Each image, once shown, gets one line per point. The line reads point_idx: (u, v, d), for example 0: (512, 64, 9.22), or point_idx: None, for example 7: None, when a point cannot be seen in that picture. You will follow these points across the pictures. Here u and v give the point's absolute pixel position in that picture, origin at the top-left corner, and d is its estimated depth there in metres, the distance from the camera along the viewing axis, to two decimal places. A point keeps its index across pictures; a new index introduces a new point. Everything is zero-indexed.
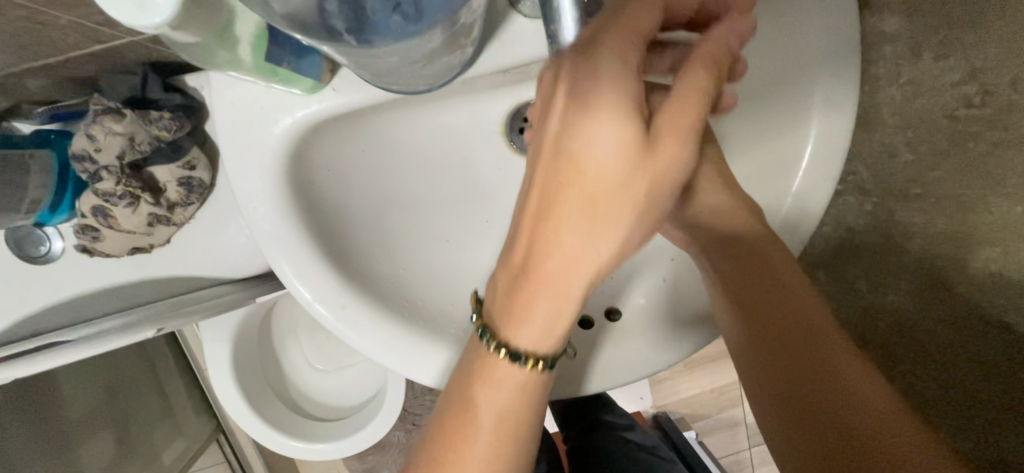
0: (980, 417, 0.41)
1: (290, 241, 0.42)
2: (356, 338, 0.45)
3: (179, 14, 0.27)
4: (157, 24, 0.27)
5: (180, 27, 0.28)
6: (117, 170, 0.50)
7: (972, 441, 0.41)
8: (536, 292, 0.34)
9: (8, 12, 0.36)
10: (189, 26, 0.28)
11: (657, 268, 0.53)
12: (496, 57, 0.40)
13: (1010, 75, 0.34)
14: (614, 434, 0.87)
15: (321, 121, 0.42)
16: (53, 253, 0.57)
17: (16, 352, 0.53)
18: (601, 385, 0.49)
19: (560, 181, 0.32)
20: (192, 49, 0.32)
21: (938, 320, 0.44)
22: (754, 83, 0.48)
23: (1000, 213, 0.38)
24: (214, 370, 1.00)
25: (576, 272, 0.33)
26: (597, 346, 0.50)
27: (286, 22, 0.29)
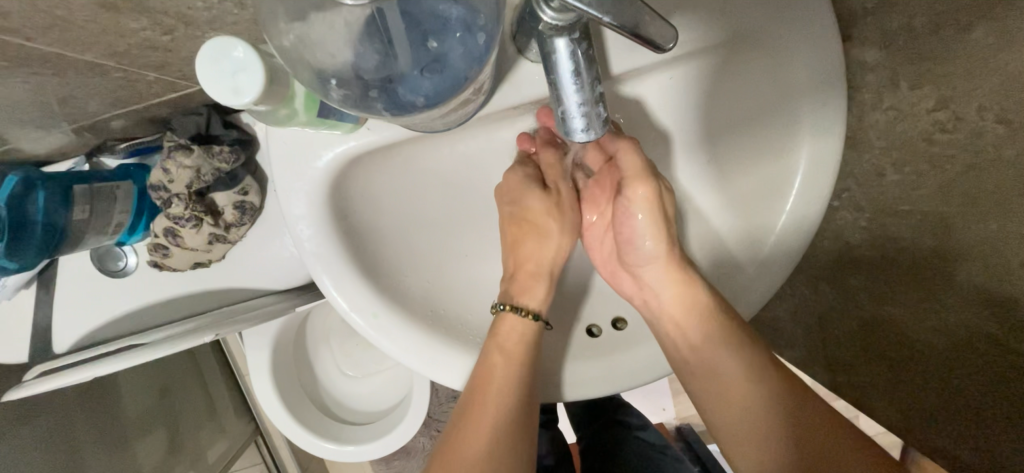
0: (981, 422, 0.45)
1: (332, 258, 0.49)
2: (385, 343, 0.50)
3: (261, 92, 0.35)
4: (246, 101, 0.35)
5: (260, 101, 0.36)
6: (186, 197, 0.59)
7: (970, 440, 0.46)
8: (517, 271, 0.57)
9: (109, 74, 0.44)
10: (267, 100, 0.36)
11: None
12: (507, 97, 0.46)
13: (977, 104, 0.38)
14: (630, 435, 0.91)
15: (358, 155, 0.48)
16: (129, 267, 0.67)
17: (102, 352, 0.62)
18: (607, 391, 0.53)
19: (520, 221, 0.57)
20: (264, 113, 0.40)
21: (931, 330, 0.48)
22: (746, 109, 0.52)
23: (979, 231, 0.40)
24: (255, 374, 1.08)
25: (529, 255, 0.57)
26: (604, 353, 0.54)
27: (341, 101, 0.35)
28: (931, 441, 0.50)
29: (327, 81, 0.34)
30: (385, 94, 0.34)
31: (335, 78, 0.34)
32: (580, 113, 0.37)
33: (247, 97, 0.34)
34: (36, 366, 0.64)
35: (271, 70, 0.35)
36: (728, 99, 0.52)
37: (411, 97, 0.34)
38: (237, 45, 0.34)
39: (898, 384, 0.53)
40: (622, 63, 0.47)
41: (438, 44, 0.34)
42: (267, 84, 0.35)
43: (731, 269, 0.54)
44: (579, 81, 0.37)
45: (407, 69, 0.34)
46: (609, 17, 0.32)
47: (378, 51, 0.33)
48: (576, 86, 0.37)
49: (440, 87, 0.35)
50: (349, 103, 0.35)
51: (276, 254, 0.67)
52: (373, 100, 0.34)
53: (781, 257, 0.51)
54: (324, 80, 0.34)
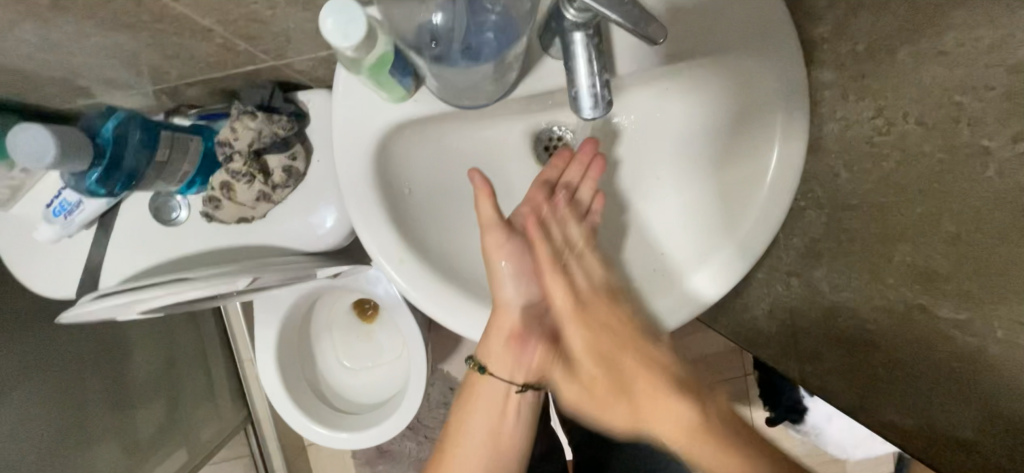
0: (925, 395, 0.52)
1: (371, 209, 0.58)
2: (409, 287, 0.59)
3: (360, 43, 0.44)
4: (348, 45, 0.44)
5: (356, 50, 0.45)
6: (245, 154, 0.69)
7: (920, 414, 0.53)
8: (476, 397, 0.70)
9: (212, 40, 0.55)
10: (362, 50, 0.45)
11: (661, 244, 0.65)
12: (530, 85, 0.56)
13: (903, 111, 0.47)
14: (626, 433, 0.94)
15: (403, 123, 0.58)
16: (180, 218, 0.75)
17: (151, 283, 0.70)
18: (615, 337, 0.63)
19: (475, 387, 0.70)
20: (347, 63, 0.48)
21: (878, 308, 0.55)
22: (728, 114, 0.62)
23: (907, 215, 0.49)
24: (261, 349, 1.18)
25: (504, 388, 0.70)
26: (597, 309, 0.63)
27: (433, 57, 0.48)
28: (891, 418, 0.56)
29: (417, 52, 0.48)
30: (448, 63, 0.48)
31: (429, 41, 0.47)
32: (588, 94, 0.48)
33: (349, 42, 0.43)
34: (88, 293, 0.73)
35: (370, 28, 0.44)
36: (714, 106, 0.62)
37: (457, 63, 0.48)
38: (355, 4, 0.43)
39: (860, 364, 0.60)
40: (626, 67, 0.58)
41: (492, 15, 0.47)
42: (366, 38, 0.44)
43: (714, 251, 0.61)
44: (590, 69, 0.48)
45: (465, 44, 0.47)
46: (621, 19, 0.44)
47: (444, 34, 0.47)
48: (588, 75, 0.48)
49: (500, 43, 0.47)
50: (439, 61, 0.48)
51: (311, 217, 0.76)
52: (445, 59, 0.48)
53: (751, 244, 0.60)
54: (418, 50, 0.48)
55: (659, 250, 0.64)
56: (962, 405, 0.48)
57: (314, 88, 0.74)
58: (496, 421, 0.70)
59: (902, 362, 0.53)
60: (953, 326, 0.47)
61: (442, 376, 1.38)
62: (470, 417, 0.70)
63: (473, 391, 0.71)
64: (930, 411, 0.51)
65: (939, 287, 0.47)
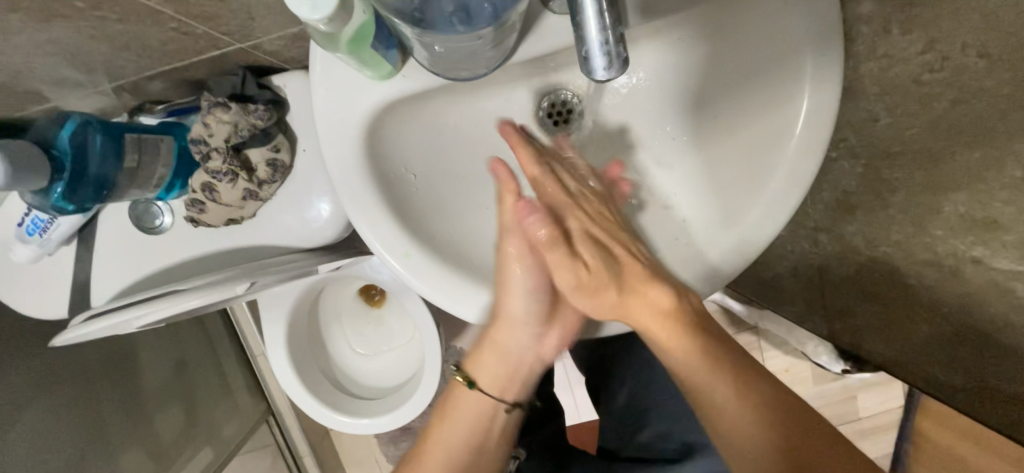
0: (973, 349, 0.49)
1: (367, 202, 0.53)
2: (418, 282, 0.55)
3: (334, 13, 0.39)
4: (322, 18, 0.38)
5: (333, 22, 0.39)
6: (224, 152, 0.63)
7: (965, 370, 0.50)
8: (454, 403, 0.62)
9: (165, 24, 0.48)
10: (339, 22, 0.40)
11: (675, 231, 0.60)
12: (531, 46, 0.50)
13: (961, 41, 0.41)
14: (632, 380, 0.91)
15: (392, 103, 0.52)
16: (164, 225, 0.70)
17: (144, 298, 0.66)
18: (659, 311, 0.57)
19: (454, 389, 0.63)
20: (323, 40, 0.42)
21: (920, 262, 0.52)
22: (751, 62, 0.56)
23: (962, 161, 0.44)
24: (271, 344, 1.16)
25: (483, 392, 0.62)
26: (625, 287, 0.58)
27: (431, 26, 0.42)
28: (940, 378, 0.53)
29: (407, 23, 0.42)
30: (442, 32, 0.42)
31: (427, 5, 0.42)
32: (602, 52, 0.42)
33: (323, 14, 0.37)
34: (79, 313, 0.68)
35: None
36: (737, 53, 0.56)
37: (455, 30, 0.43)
38: None
39: (898, 321, 0.56)
40: None
41: None
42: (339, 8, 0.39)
43: (714, 233, 0.57)
44: (602, 21, 0.41)
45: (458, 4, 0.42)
46: None
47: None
48: (599, 28, 0.41)
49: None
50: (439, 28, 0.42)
51: (305, 212, 0.71)
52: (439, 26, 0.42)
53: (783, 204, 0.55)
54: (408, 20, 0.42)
55: (682, 213, 0.60)
56: (1022, 359, 0.45)
57: (290, 71, 0.67)
58: (479, 435, 0.62)
59: (950, 318, 0.50)
60: (1012, 277, 0.43)
61: (457, 353, 1.37)
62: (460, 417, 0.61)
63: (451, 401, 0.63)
64: (982, 368, 0.48)
65: (999, 238, 0.43)
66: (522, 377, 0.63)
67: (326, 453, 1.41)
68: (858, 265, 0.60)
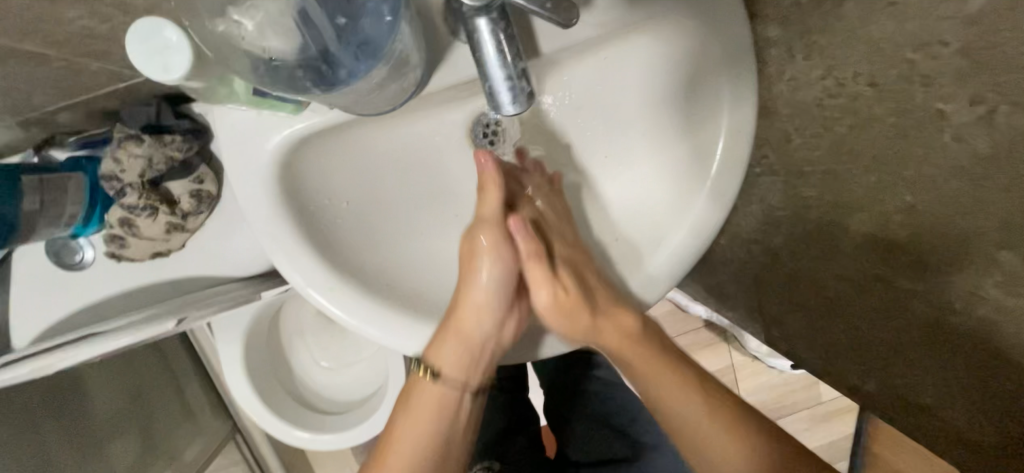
0: (885, 359, 0.50)
1: (287, 238, 0.52)
2: (345, 316, 0.54)
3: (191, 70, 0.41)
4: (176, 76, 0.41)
5: (192, 78, 0.42)
6: (139, 186, 0.60)
7: (878, 379, 0.52)
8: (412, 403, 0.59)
9: (49, 63, 0.46)
10: (198, 76, 0.42)
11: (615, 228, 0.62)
12: (442, 76, 0.49)
13: (852, 70, 0.42)
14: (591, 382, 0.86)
15: (305, 137, 0.51)
16: (86, 260, 0.67)
17: (62, 341, 0.61)
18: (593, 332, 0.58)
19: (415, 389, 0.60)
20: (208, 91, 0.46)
21: (837, 277, 0.53)
22: (673, 83, 0.56)
23: (861, 184, 0.45)
24: (227, 366, 1.11)
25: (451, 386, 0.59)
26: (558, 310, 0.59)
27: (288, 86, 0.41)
28: (857, 383, 0.55)
29: (296, 73, 0.41)
30: (340, 74, 0.41)
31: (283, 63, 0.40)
32: (506, 87, 0.41)
33: (172, 73, 0.40)
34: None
35: (198, 50, 0.41)
36: (658, 73, 0.56)
37: (351, 71, 0.42)
38: (168, 26, 0.40)
39: (824, 329, 0.58)
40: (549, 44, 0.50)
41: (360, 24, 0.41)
42: (195, 64, 0.41)
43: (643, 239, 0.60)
44: (504, 57, 0.41)
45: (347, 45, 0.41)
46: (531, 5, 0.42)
47: (313, 43, 0.40)
48: (501, 64, 0.41)
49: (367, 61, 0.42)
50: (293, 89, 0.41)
51: (238, 241, 0.69)
52: (335, 69, 0.41)
53: (701, 225, 0.57)
54: (294, 71, 0.41)
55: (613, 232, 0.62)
56: (926, 368, 0.46)
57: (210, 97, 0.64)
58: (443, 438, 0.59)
59: (865, 330, 0.52)
60: (909, 295, 0.45)
61: None
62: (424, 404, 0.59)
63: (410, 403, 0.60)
64: (894, 378, 0.50)
65: (896, 258, 0.45)
66: (478, 383, 0.60)
67: None
68: (787, 276, 0.62)
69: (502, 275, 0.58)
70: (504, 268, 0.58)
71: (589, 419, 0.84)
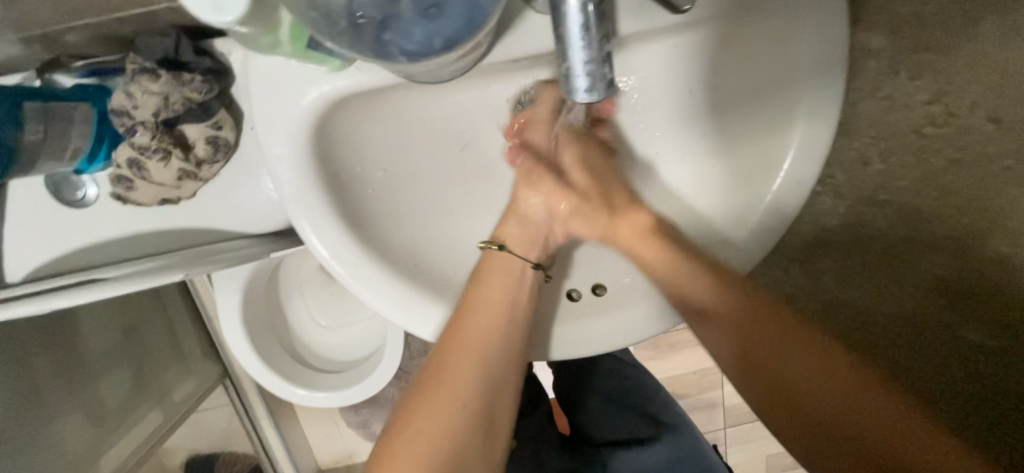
0: (918, 408, 0.45)
1: (313, 204, 0.48)
2: (367, 294, 0.51)
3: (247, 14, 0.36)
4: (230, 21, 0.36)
5: (246, 23, 0.37)
6: (152, 126, 0.55)
7: None
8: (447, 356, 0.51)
9: None
10: (252, 22, 0.37)
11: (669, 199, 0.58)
12: (509, 47, 0.44)
13: (970, 100, 0.38)
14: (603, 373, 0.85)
15: (343, 96, 0.46)
16: (89, 198, 0.62)
17: (60, 284, 0.57)
18: (629, 336, 0.54)
19: (452, 336, 0.51)
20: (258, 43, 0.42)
21: (890, 315, 0.49)
22: (752, 82, 0.51)
23: (948, 223, 0.42)
24: (223, 317, 1.01)
25: (485, 337, 0.52)
26: (595, 315, 0.55)
27: (365, 50, 0.37)
28: None
29: (355, 19, 0.36)
30: (401, 27, 0.36)
31: (364, 16, 0.36)
32: (584, 72, 0.36)
33: (228, 16, 0.35)
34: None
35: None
36: (737, 68, 0.51)
37: (415, 24, 0.36)
38: None
39: None
40: (629, 24, 0.45)
41: None
42: (252, 4, 0.36)
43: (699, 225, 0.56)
44: (587, 37, 0.36)
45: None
46: None
47: None
48: (583, 43, 0.36)
49: (452, 27, 0.37)
50: (375, 54, 0.37)
51: (252, 195, 0.64)
52: (397, 21, 0.36)
53: (759, 240, 0.52)
54: (353, 16, 0.36)
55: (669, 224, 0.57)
56: (966, 427, 0.41)
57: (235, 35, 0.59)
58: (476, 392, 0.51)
59: (904, 373, 0.47)
60: (974, 349, 0.41)
61: None
62: (459, 353, 0.51)
63: (447, 351, 0.51)
64: None
65: (970, 310, 0.41)
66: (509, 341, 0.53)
67: (285, 421, 1.38)
68: (823, 302, 0.56)
69: (525, 244, 0.56)
70: (528, 237, 0.57)
71: (601, 403, 0.82)
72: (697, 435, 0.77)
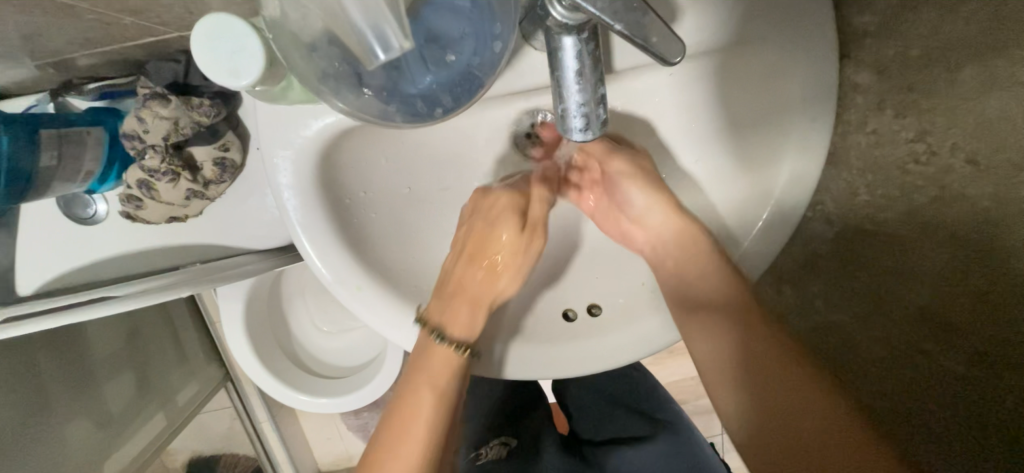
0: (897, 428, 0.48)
1: (316, 229, 0.49)
2: (367, 315, 0.52)
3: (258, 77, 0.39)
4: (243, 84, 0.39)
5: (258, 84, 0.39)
6: (162, 150, 0.57)
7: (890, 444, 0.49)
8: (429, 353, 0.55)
9: (80, 15, 0.44)
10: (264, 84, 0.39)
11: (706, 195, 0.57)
12: (507, 83, 0.45)
13: (951, 141, 0.40)
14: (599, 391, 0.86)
15: (346, 127, 0.47)
16: (98, 215, 0.64)
17: (69, 303, 0.58)
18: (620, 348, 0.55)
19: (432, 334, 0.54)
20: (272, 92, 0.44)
21: (874, 338, 0.51)
22: (744, 111, 0.52)
23: (927, 257, 0.44)
24: (226, 324, 1.02)
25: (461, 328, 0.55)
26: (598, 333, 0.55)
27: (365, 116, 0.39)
28: None
29: (361, 92, 0.39)
30: (401, 94, 0.39)
31: (369, 89, 0.39)
32: (579, 113, 0.38)
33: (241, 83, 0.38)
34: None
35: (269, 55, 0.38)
36: (730, 97, 0.52)
37: (416, 88, 0.39)
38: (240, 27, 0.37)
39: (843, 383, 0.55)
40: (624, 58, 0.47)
41: (451, 61, 0.38)
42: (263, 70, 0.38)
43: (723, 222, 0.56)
44: (582, 81, 0.37)
45: (420, 58, 0.38)
46: (621, 26, 0.34)
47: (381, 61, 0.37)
48: (578, 86, 0.37)
49: (450, 81, 0.39)
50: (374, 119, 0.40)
51: (256, 213, 0.66)
52: (398, 88, 0.39)
53: (750, 263, 0.53)
54: (360, 89, 0.38)
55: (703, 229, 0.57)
56: (951, 446, 0.43)
57: None
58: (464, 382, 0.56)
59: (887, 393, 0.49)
60: (951, 377, 0.43)
61: None
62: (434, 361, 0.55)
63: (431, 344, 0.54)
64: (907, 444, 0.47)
65: (949, 339, 0.43)
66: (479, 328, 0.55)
67: (285, 424, 1.39)
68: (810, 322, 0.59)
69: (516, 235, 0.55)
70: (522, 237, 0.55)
71: (599, 415, 0.83)
72: (692, 432, 0.78)
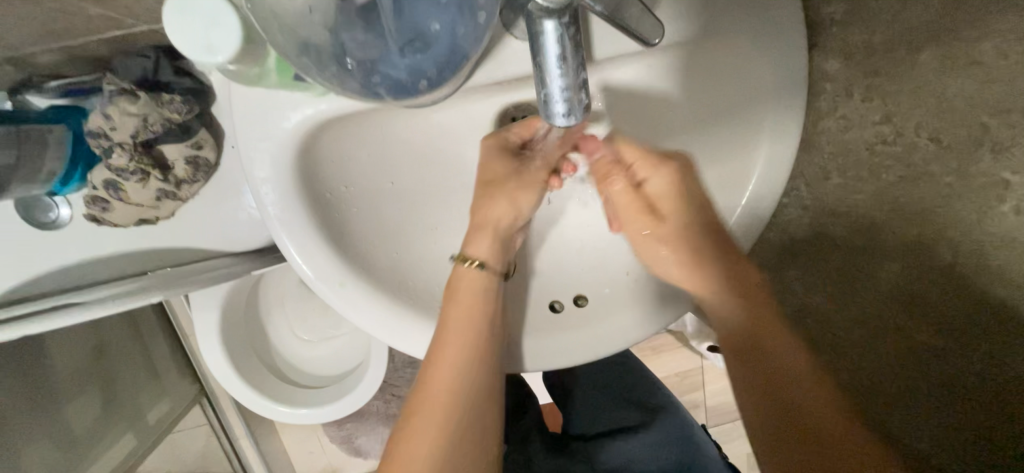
0: (875, 405, 0.50)
1: (297, 224, 0.48)
2: (352, 312, 0.51)
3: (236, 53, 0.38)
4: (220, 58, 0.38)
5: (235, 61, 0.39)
6: (130, 148, 0.54)
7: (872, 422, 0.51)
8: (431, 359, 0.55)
9: (40, 4, 0.42)
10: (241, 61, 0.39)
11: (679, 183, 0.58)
12: (490, 72, 0.45)
13: (915, 121, 0.42)
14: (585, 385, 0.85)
15: (326, 119, 0.47)
16: (62, 219, 0.60)
17: (29, 311, 0.55)
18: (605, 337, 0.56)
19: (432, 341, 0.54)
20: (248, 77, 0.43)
21: (849, 318, 0.53)
22: (722, 100, 0.53)
23: (891, 235, 0.46)
24: (201, 334, 0.98)
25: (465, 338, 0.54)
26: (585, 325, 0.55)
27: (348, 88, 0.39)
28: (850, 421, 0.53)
29: (344, 64, 0.38)
30: (385, 71, 0.39)
31: (351, 59, 0.38)
32: (561, 98, 0.38)
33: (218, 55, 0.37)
34: None
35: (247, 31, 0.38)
36: (708, 87, 0.53)
37: (398, 70, 0.38)
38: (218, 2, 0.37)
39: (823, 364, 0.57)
40: (605, 48, 0.47)
41: (434, 29, 0.38)
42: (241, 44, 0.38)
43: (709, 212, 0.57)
44: (564, 66, 0.38)
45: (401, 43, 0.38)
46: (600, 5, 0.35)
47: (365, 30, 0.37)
48: (560, 70, 0.38)
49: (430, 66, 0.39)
50: (357, 93, 0.40)
51: (231, 214, 0.63)
52: (382, 64, 0.38)
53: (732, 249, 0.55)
54: (342, 61, 0.38)
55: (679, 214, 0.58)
56: (928, 418, 0.45)
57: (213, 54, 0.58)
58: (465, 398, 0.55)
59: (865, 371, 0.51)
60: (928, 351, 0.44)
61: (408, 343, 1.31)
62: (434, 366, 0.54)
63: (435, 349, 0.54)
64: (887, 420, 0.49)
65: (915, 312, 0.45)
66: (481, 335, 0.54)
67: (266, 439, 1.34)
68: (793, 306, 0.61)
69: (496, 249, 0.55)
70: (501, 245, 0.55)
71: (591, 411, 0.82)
72: (683, 417, 0.78)
